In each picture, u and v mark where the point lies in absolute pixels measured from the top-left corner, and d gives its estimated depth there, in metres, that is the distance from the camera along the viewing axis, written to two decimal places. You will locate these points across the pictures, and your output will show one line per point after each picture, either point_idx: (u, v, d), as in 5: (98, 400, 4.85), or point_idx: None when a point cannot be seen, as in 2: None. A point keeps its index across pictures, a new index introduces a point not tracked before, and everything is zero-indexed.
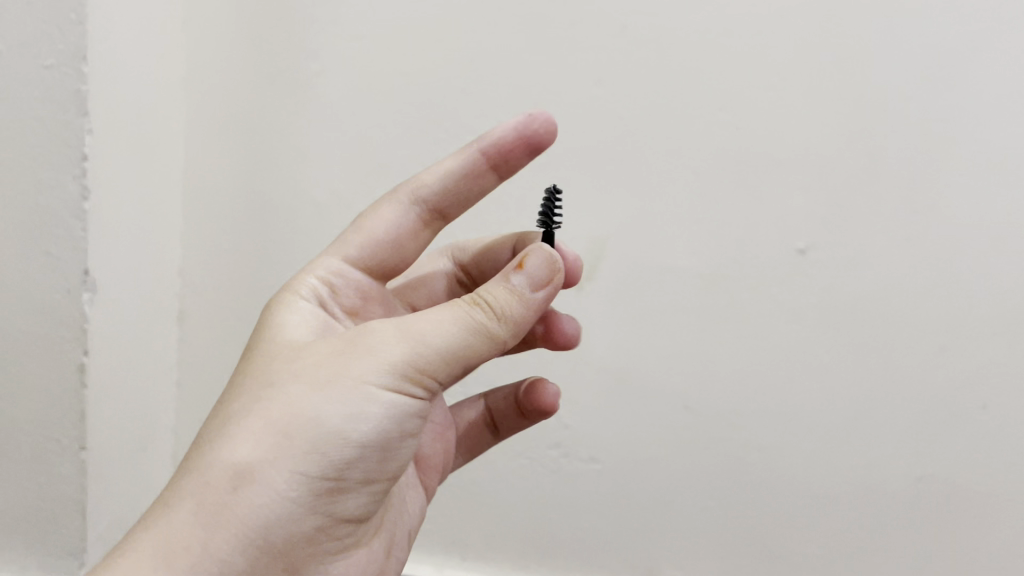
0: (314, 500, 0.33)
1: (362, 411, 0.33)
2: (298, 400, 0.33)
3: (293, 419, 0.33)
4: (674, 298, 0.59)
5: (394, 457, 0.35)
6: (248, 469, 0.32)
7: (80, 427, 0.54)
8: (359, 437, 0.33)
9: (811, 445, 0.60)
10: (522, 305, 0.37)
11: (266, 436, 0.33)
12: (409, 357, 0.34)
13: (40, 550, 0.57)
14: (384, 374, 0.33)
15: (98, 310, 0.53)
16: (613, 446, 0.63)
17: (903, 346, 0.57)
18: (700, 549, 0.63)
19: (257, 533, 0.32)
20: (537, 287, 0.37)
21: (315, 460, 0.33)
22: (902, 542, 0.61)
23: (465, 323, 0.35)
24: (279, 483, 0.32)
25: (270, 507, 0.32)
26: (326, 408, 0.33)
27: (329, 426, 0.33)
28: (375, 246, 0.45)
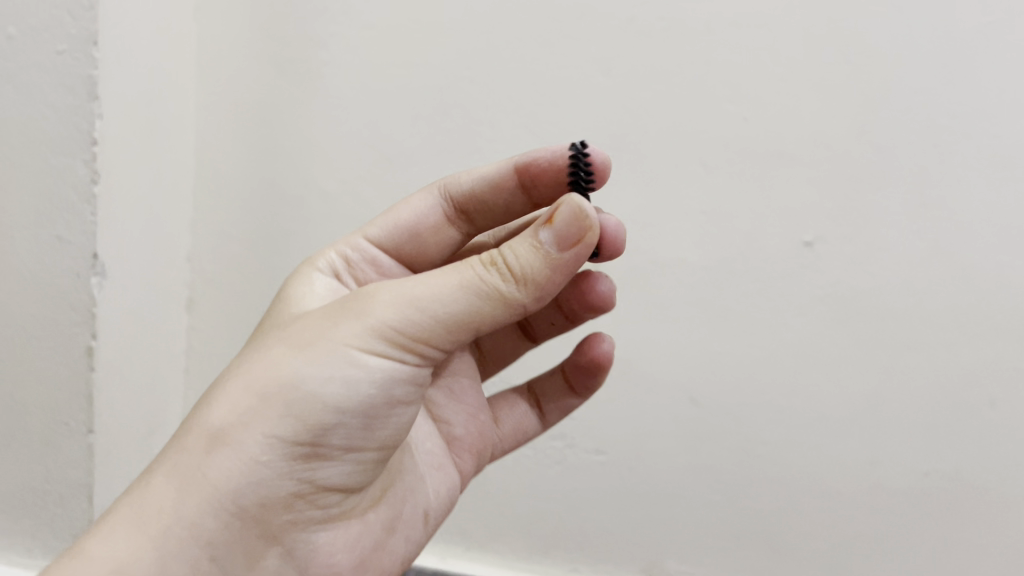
0: (289, 464, 0.34)
1: (338, 372, 0.34)
2: (280, 363, 0.34)
3: (271, 381, 0.34)
4: (680, 291, 0.59)
5: (380, 425, 0.35)
6: (224, 429, 0.34)
7: (88, 411, 0.54)
8: (333, 401, 0.33)
9: (817, 440, 0.60)
10: (549, 267, 0.35)
11: (246, 398, 0.34)
12: (398, 320, 0.34)
13: (46, 533, 0.58)
14: (367, 336, 0.34)
15: (106, 295, 0.53)
16: (618, 439, 0.63)
17: (910, 342, 0.57)
18: (705, 543, 0.63)
19: (227, 495, 0.33)
20: (565, 247, 0.35)
21: (287, 423, 0.33)
22: (908, 540, 0.61)
23: (468, 284, 0.34)
24: (251, 445, 0.33)
25: (241, 469, 0.33)
26: (303, 370, 0.34)
27: (304, 388, 0.33)
28: (396, 229, 0.47)
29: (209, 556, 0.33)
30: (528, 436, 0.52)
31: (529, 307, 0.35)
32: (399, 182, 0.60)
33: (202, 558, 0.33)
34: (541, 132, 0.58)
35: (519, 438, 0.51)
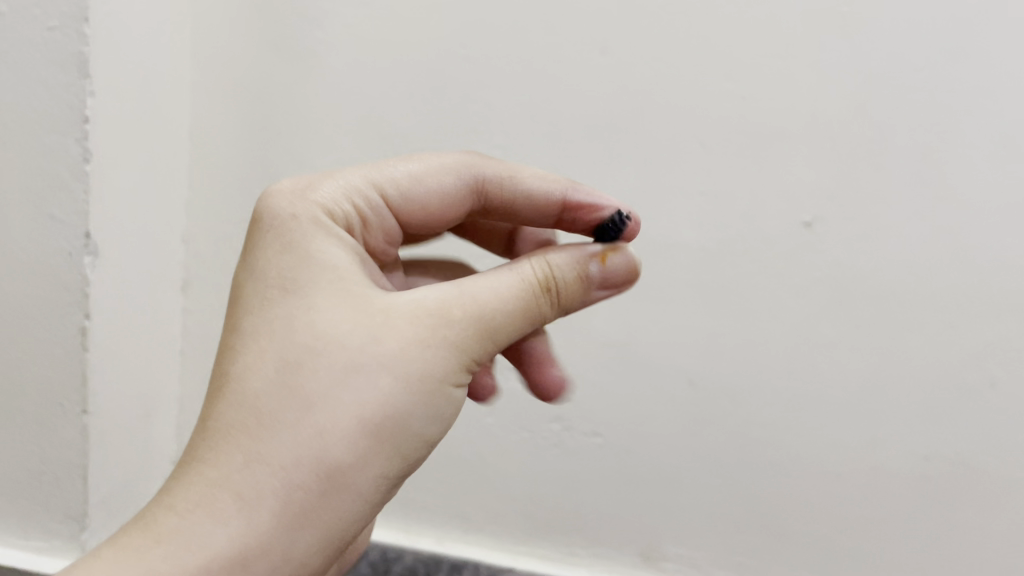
0: (384, 495, 0.33)
1: (439, 405, 0.33)
2: (386, 392, 0.31)
3: (382, 412, 0.31)
4: (679, 272, 0.59)
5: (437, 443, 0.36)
6: (332, 477, 0.30)
7: (82, 391, 0.54)
8: (432, 433, 0.33)
9: (815, 423, 0.59)
10: (586, 299, 0.38)
11: (348, 442, 0.31)
12: (483, 352, 0.34)
13: (42, 514, 0.58)
14: (461, 370, 0.33)
15: (99, 274, 0.53)
16: (616, 423, 0.62)
17: (910, 323, 0.56)
18: (703, 526, 0.63)
19: (337, 539, 0.31)
20: (598, 282, 0.38)
21: (397, 459, 0.32)
22: (907, 523, 0.60)
23: (532, 313, 0.35)
24: (365, 483, 0.31)
25: (352, 513, 0.31)
26: (416, 406, 0.32)
27: (416, 424, 0.32)
28: (419, 194, 0.40)
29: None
30: None
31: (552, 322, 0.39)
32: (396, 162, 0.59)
33: None
34: (538, 111, 0.57)
35: None
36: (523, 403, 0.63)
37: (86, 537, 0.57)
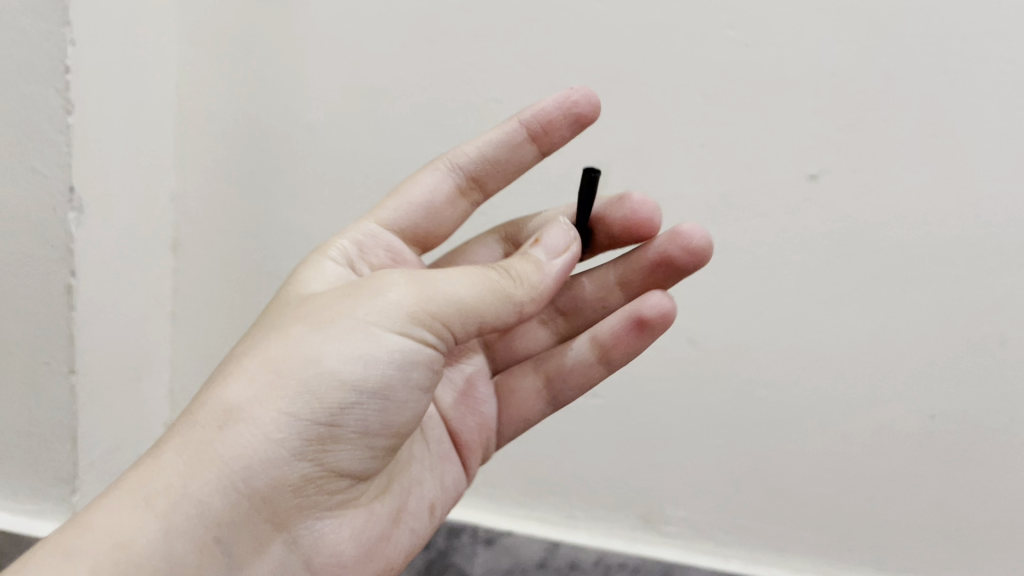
0: (302, 444, 0.35)
1: (359, 352, 0.36)
2: (299, 341, 0.36)
3: (289, 357, 0.36)
4: (680, 228, 0.57)
5: (395, 410, 0.37)
6: (236, 406, 0.35)
7: (70, 350, 0.53)
8: (352, 380, 0.35)
9: (819, 382, 0.58)
10: (544, 273, 0.40)
11: (259, 373, 0.35)
12: (417, 305, 0.36)
13: (31, 476, 0.57)
14: (385, 318, 0.36)
15: (85, 230, 0.52)
16: (616, 383, 0.61)
17: (917, 279, 0.55)
18: (705, 488, 0.62)
19: (241, 471, 0.34)
20: (558, 254, 0.42)
21: (307, 400, 0.35)
22: (913, 483, 0.59)
23: (472, 278, 0.37)
24: (268, 421, 0.35)
25: (256, 444, 0.34)
26: (326, 348, 0.36)
27: (328, 367, 0.35)
28: (409, 209, 0.49)
29: (217, 535, 0.34)
30: (530, 421, 0.51)
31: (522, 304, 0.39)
32: (388, 116, 0.58)
33: (209, 536, 0.34)
34: (534, 62, 0.55)
35: (520, 424, 0.51)
36: None
37: (76, 500, 0.56)
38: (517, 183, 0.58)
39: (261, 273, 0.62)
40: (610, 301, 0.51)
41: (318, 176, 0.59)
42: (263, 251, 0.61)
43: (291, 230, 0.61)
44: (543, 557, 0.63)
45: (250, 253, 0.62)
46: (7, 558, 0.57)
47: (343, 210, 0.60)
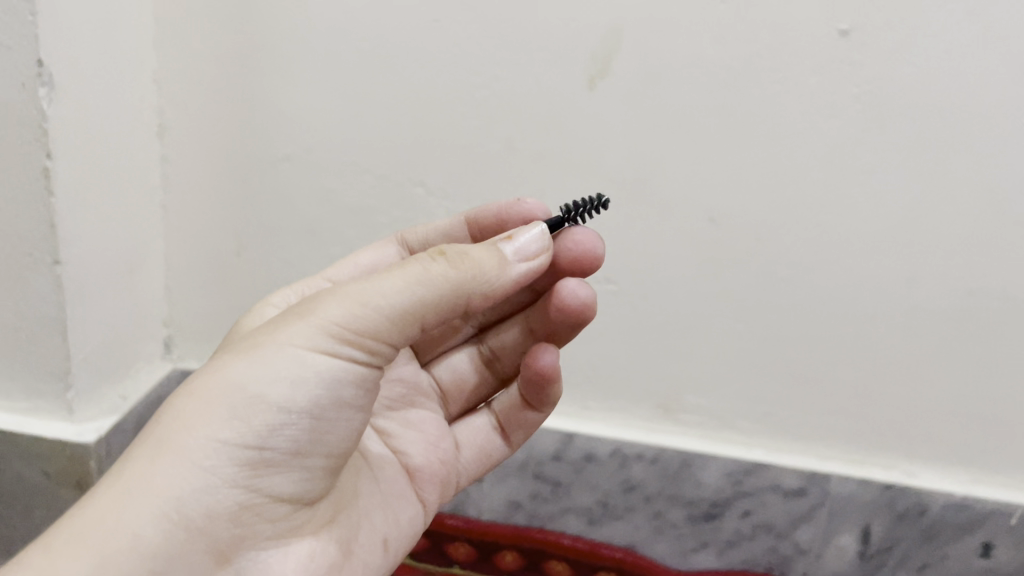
0: (233, 470, 0.33)
1: (284, 373, 0.34)
2: (224, 370, 0.34)
3: (215, 384, 0.34)
4: (698, 96, 0.52)
5: (327, 430, 0.35)
6: (166, 437, 0.33)
7: (52, 240, 0.50)
8: (281, 401, 0.34)
9: (848, 260, 0.54)
10: (498, 264, 0.37)
11: (189, 402, 0.33)
12: (349, 318, 0.34)
13: (23, 372, 0.54)
14: (316, 335, 0.34)
15: (59, 108, 0.48)
16: (631, 268, 0.57)
17: (956, 143, 0.51)
18: (725, 377, 0.59)
19: (172, 504, 0.32)
20: (523, 260, 0.38)
21: (234, 426, 0.33)
22: (945, 365, 0.56)
23: (413, 275, 0.35)
24: (195, 450, 0.32)
25: (185, 475, 0.32)
26: (251, 372, 0.33)
27: (253, 391, 0.33)
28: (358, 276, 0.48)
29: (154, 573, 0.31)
30: (495, 460, 0.49)
31: (474, 301, 0.37)
32: None
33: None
34: None
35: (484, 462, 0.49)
36: None
37: (71, 396, 0.54)
38: (520, 52, 0.53)
39: (252, 160, 0.59)
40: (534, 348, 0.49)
41: (307, 52, 0.55)
42: (253, 136, 0.58)
43: (281, 112, 0.57)
44: (557, 448, 0.61)
45: (238, 139, 0.58)
46: (5, 458, 0.56)
47: (334, 90, 0.56)
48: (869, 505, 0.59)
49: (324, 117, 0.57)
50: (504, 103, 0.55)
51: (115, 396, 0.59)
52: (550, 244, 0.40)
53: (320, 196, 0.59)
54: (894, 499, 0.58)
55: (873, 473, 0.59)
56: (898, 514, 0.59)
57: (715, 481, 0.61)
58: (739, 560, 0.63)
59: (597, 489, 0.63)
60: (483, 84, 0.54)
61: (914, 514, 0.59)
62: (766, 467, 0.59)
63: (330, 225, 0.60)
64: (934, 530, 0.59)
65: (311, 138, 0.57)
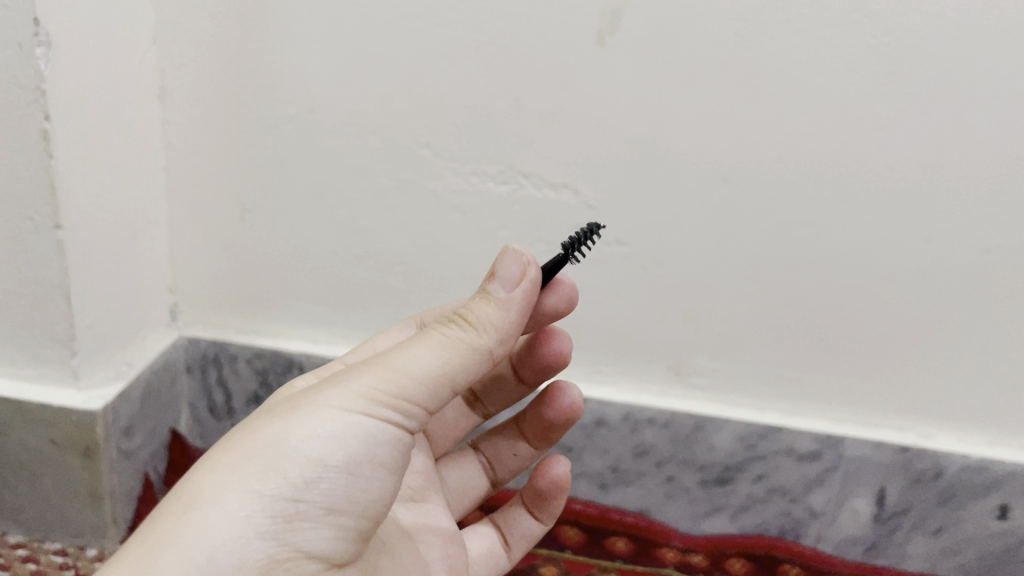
0: (268, 523, 0.32)
1: (321, 429, 0.33)
2: (262, 431, 0.34)
3: (253, 442, 0.33)
4: (710, 50, 0.51)
5: (361, 490, 0.34)
6: (203, 490, 0.32)
7: (52, 203, 0.49)
8: (317, 456, 0.33)
9: (864, 217, 0.53)
10: (505, 311, 0.37)
11: (226, 458, 0.33)
12: (380, 380, 0.34)
13: (27, 338, 0.54)
14: (350, 396, 0.34)
15: (56, 68, 0.47)
16: (641, 229, 0.56)
17: (976, 96, 0.49)
18: (737, 339, 0.58)
19: (205, 554, 0.30)
20: (512, 287, 0.37)
21: (271, 475, 0.32)
22: (962, 325, 0.55)
23: (435, 342, 0.35)
24: (231, 498, 0.32)
25: (219, 524, 0.31)
26: (288, 429, 0.33)
27: (291, 444, 0.33)
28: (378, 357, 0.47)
29: None
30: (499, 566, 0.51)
31: (494, 355, 0.36)
32: None
33: None
34: None
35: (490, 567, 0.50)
36: (537, 211, 0.57)
37: (76, 363, 0.54)
38: (527, 5, 0.52)
39: (254, 123, 0.58)
40: (523, 451, 0.53)
41: (309, 9, 0.54)
42: (255, 97, 0.57)
43: (284, 73, 0.56)
44: None
45: (240, 101, 0.57)
46: (9, 426, 0.55)
47: (337, 48, 0.55)
48: (884, 467, 0.58)
49: (326, 77, 0.55)
50: (511, 60, 0.53)
51: (121, 362, 0.59)
52: (533, 257, 0.38)
53: (325, 159, 0.58)
54: (910, 461, 0.58)
55: (888, 435, 0.58)
56: (913, 477, 0.58)
57: (727, 445, 0.60)
58: (752, 524, 0.63)
59: (608, 454, 0.62)
60: (490, 42, 0.53)
61: (929, 476, 0.58)
62: (778, 430, 0.59)
63: (335, 189, 0.59)
64: (950, 493, 0.58)
65: (314, 98, 0.56)
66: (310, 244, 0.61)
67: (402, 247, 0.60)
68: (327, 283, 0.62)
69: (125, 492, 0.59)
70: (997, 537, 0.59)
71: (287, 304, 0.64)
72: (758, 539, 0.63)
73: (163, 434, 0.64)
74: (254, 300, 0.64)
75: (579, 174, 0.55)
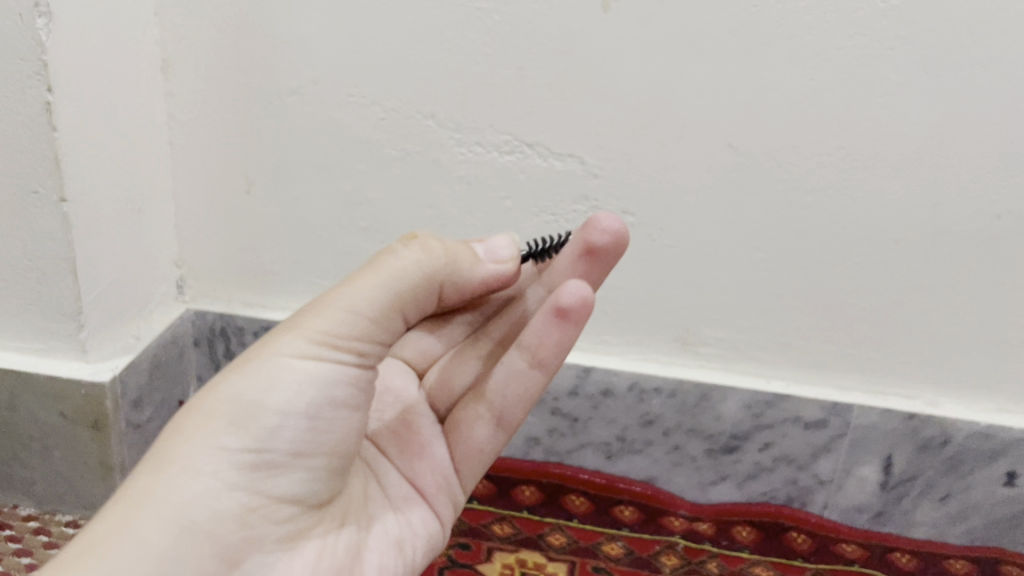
0: (237, 476, 0.32)
1: (281, 380, 0.33)
2: (218, 385, 0.33)
3: (212, 397, 0.33)
4: (716, 17, 0.50)
5: (325, 430, 0.34)
6: (166, 450, 0.32)
7: (56, 176, 0.49)
8: (279, 405, 0.33)
9: (871, 184, 0.53)
10: (479, 266, 0.37)
11: (186, 418, 0.33)
12: (330, 323, 0.33)
13: (35, 312, 0.54)
14: (303, 342, 0.33)
15: (57, 40, 0.47)
16: (647, 198, 0.56)
17: (985, 60, 0.49)
18: (744, 308, 0.58)
19: (179, 514, 0.31)
20: (492, 255, 0.37)
21: (236, 430, 0.32)
22: (970, 292, 0.55)
23: (386, 272, 0.34)
24: (198, 456, 0.32)
25: (188, 485, 0.31)
26: (244, 382, 0.33)
27: (248, 399, 0.33)
28: None
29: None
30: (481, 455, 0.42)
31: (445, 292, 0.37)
32: None
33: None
34: None
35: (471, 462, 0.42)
36: (543, 181, 0.57)
37: (84, 336, 0.54)
38: None
39: (257, 94, 0.57)
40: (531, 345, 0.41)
41: None
42: (257, 68, 0.56)
43: (287, 44, 0.55)
44: (574, 384, 0.61)
45: (242, 72, 0.57)
46: (19, 400, 0.56)
47: (339, 18, 0.54)
48: (891, 435, 0.58)
49: (329, 47, 0.55)
50: (514, 28, 0.53)
51: (128, 335, 0.59)
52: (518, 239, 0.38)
53: (329, 130, 0.58)
54: (917, 429, 0.58)
55: (896, 403, 0.58)
56: (920, 444, 0.58)
57: (734, 413, 0.60)
58: (759, 493, 0.63)
59: (615, 423, 0.62)
60: (493, 10, 0.53)
61: (936, 444, 0.58)
62: (785, 398, 0.59)
63: (340, 160, 0.58)
64: (957, 460, 0.58)
65: (317, 68, 0.56)
66: (315, 215, 0.61)
67: (407, 219, 0.60)
68: (333, 255, 0.62)
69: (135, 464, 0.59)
70: (1005, 504, 0.59)
71: (292, 276, 0.63)
72: (765, 508, 0.63)
73: (172, 407, 0.64)
74: (260, 273, 0.64)
75: (585, 143, 0.55)
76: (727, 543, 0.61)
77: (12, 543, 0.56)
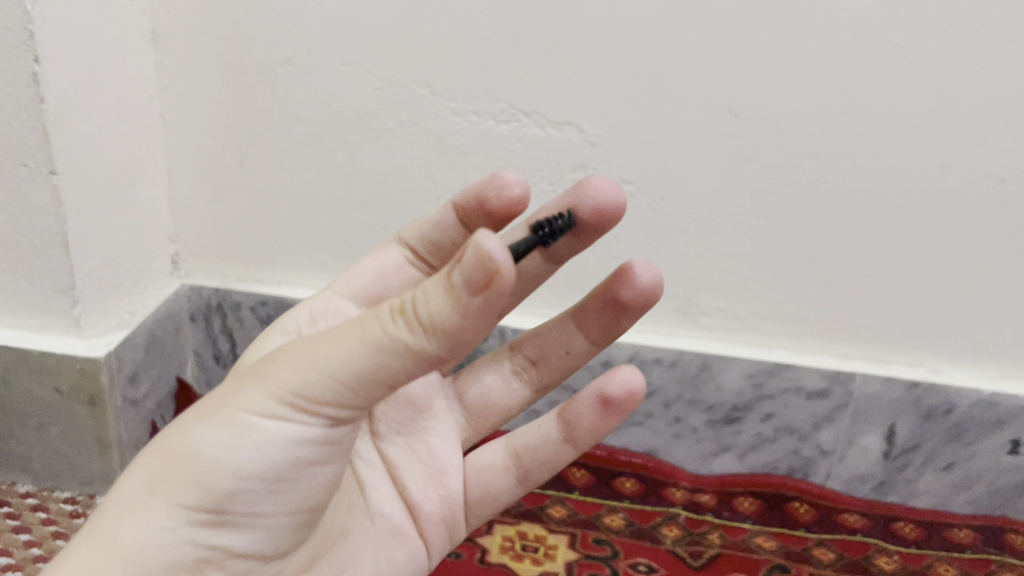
0: (193, 531, 0.29)
1: (241, 440, 0.28)
2: (185, 430, 0.29)
3: (176, 440, 0.29)
4: None
5: (292, 489, 0.30)
6: (129, 491, 0.30)
7: (46, 148, 0.48)
8: (240, 467, 0.29)
9: (874, 149, 0.52)
10: (468, 322, 0.24)
11: (154, 457, 0.30)
12: (300, 382, 0.27)
13: (28, 287, 0.53)
14: (273, 399, 0.28)
15: (43, 8, 0.46)
16: (647, 166, 0.55)
17: (991, 20, 0.48)
18: (745, 277, 0.57)
19: (134, 564, 0.29)
20: (476, 291, 0.23)
21: (189, 488, 0.29)
22: (975, 258, 0.54)
23: (366, 338, 0.25)
24: (154, 506, 0.29)
25: (145, 534, 0.29)
26: (206, 435, 0.29)
27: (206, 456, 0.29)
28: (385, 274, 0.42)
29: None
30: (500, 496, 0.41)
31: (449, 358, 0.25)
32: None
33: None
34: None
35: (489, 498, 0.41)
36: (541, 150, 0.56)
37: (77, 311, 0.53)
38: None
39: (250, 65, 0.56)
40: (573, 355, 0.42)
41: None
42: (249, 38, 0.56)
43: (279, 12, 0.54)
44: None
45: (234, 42, 0.56)
46: (13, 377, 0.55)
47: None
48: (894, 404, 0.58)
49: (322, 15, 0.54)
50: None
51: (122, 311, 0.58)
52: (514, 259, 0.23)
53: (323, 101, 0.57)
54: (920, 398, 0.57)
55: (898, 370, 0.58)
56: (924, 413, 0.58)
57: (735, 384, 0.60)
58: (760, 464, 0.63)
59: None
60: None
61: (940, 412, 0.58)
62: (786, 368, 0.58)
63: (334, 131, 0.58)
64: (961, 429, 0.58)
65: (310, 38, 0.55)
66: (310, 187, 0.60)
67: (404, 190, 0.59)
68: (329, 228, 0.61)
69: (132, 439, 0.59)
70: (1010, 471, 0.59)
71: (289, 250, 0.63)
72: (766, 479, 0.63)
73: (169, 382, 0.64)
74: (256, 247, 0.63)
75: (583, 111, 0.54)
76: (729, 514, 0.60)
77: (9, 520, 0.56)
